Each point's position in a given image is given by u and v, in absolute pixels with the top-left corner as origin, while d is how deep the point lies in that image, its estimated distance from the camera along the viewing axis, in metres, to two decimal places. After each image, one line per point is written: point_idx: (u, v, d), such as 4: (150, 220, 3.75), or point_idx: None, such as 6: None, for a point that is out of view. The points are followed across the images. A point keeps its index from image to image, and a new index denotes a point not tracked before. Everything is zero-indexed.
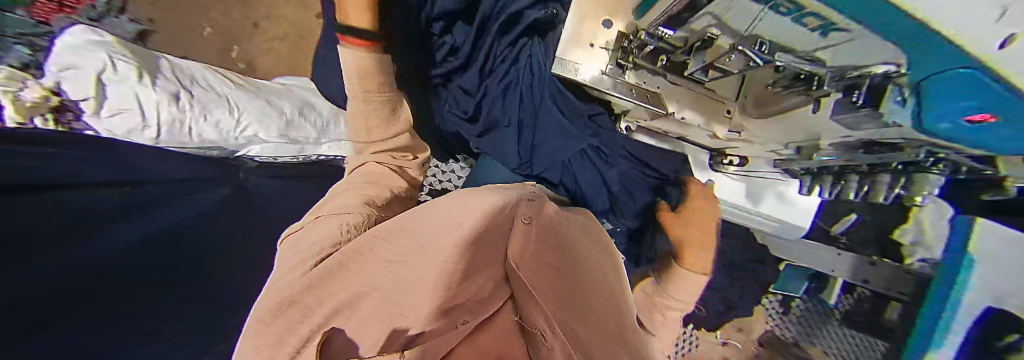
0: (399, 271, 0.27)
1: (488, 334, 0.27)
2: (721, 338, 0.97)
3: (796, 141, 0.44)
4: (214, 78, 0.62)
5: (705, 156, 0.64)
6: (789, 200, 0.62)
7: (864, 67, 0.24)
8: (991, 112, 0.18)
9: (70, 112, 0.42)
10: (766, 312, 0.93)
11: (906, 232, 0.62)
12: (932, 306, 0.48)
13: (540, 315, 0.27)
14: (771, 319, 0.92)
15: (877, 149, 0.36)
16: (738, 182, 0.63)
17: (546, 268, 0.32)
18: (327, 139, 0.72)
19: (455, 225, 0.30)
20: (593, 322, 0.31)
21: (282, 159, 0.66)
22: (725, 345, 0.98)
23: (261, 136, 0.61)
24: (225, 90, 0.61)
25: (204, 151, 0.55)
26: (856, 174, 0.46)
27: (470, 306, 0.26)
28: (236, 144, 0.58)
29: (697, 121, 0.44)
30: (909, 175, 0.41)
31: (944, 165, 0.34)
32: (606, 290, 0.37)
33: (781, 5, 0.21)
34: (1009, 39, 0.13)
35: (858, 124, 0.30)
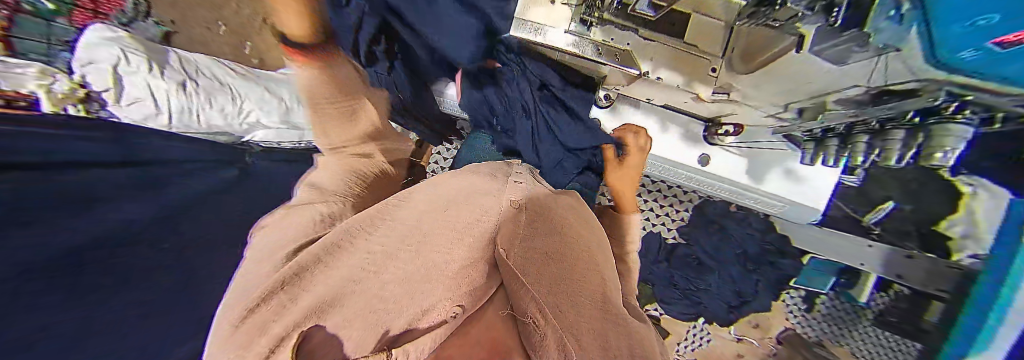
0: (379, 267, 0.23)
1: (484, 325, 0.22)
2: (733, 333, 0.91)
3: (795, 102, 0.40)
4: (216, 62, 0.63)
5: (697, 128, 0.60)
6: (795, 177, 0.60)
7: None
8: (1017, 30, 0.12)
9: (95, 102, 0.49)
10: (788, 309, 0.87)
11: (956, 224, 0.52)
12: (980, 304, 0.42)
13: (531, 304, 0.24)
14: (791, 315, 0.87)
15: (889, 98, 0.31)
16: (743, 157, 0.60)
17: (537, 258, 0.27)
18: None
19: (441, 209, 0.28)
20: (582, 316, 0.25)
21: (285, 145, 0.69)
22: (740, 341, 0.91)
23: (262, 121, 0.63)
24: (230, 79, 0.62)
25: (213, 137, 0.61)
26: (866, 134, 0.40)
27: (461, 295, 0.22)
28: (240, 129, 0.62)
29: (677, 81, 0.44)
30: (923, 129, 0.34)
31: (970, 112, 0.28)
32: (598, 277, 0.31)
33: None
34: None
35: (845, 54, 0.26)
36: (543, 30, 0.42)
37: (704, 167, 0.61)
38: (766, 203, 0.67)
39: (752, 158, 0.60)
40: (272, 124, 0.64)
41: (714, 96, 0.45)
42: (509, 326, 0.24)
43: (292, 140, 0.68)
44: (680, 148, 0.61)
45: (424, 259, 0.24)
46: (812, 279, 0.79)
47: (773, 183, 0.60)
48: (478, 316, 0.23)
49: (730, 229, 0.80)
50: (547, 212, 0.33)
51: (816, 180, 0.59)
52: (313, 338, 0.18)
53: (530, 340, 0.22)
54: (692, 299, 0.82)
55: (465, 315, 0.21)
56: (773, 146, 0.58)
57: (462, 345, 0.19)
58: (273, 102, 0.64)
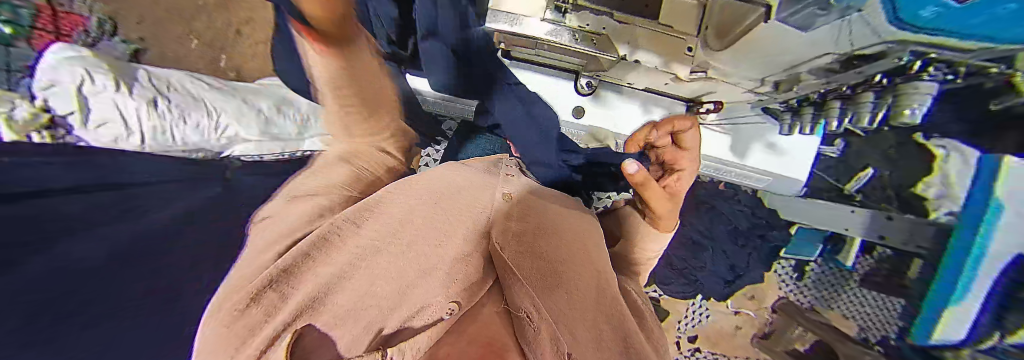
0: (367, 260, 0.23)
1: (479, 322, 0.23)
2: (731, 307, 0.95)
3: (772, 75, 0.42)
4: (192, 81, 0.66)
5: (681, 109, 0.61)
6: (777, 150, 0.62)
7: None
8: None
9: (60, 127, 0.50)
10: (778, 278, 0.90)
11: (929, 187, 0.56)
12: (956, 254, 0.44)
13: (526, 299, 0.24)
14: (782, 283, 0.90)
15: (858, 64, 0.32)
16: (725, 135, 0.62)
17: (532, 251, 0.28)
18: (309, 134, 0.73)
19: (436, 199, 0.29)
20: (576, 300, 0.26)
21: (268, 157, 0.69)
22: (738, 314, 0.95)
23: (242, 135, 0.66)
24: (207, 95, 0.65)
25: (190, 155, 0.62)
26: (839, 99, 0.42)
27: (458, 293, 0.23)
28: (216, 144, 0.64)
29: (654, 62, 0.43)
30: (893, 91, 0.36)
31: (940, 71, 0.30)
32: (585, 257, 0.32)
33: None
34: None
35: (810, 18, 0.26)
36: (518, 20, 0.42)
37: None
38: (752, 179, 0.68)
39: (734, 134, 0.62)
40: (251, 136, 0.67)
41: (692, 76, 0.45)
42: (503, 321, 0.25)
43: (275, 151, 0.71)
44: None
45: (417, 252, 0.25)
46: (802, 249, 0.80)
47: (756, 157, 0.62)
48: (472, 313, 0.24)
49: (722, 209, 0.80)
50: (540, 209, 0.34)
51: (796, 153, 0.62)
52: (306, 337, 0.18)
53: (526, 334, 0.23)
54: (690, 278, 0.84)
55: (461, 311, 0.22)
56: (750, 120, 0.60)
57: (456, 342, 0.20)
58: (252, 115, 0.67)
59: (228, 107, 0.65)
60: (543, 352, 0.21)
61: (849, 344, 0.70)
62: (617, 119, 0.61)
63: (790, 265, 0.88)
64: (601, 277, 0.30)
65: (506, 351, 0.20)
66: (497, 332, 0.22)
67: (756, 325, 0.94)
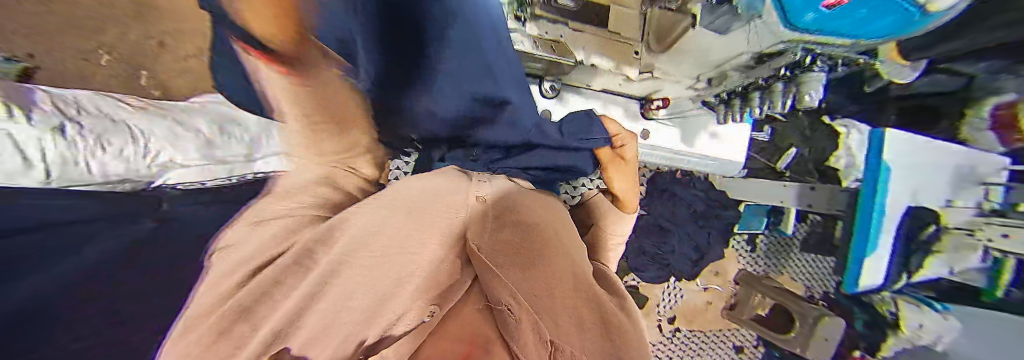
0: (343, 274, 0.22)
1: (458, 321, 0.25)
2: (699, 285, 1.01)
3: (704, 73, 0.48)
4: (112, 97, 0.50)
5: (634, 106, 0.66)
6: (719, 137, 0.70)
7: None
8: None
9: None
10: (737, 254, 0.99)
11: (840, 158, 0.69)
12: (866, 201, 0.51)
13: (504, 293, 0.25)
14: (741, 257, 0.99)
15: (767, 60, 0.40)
16: (673, 127, 0.68)
17: (506, 254, 0.26)
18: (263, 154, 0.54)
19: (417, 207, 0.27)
20: (547, 288, 0.25)
21: None
22: (707, 290, 1.01)
23: (178, 161, 0.48)
24: (124, 116, 0.46)
25: None
26: (756, 90, 0.50)
27: (435, 297, 0.25)
28: None
29: (608, 66, 0.48)
30: (795, 81, 0.43)
31: (820, 60, 0.39)
32: (560, 244, 0.31)
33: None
34: None
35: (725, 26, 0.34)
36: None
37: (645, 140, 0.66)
38: (704, 166, 0.75)
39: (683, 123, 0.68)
40: (191, 161, 0.50)
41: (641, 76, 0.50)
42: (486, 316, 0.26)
43: None
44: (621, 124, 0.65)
45: (399, 264, 0.24)
46: (750, 223, 0.92)
47: (705, 144, 0.70)
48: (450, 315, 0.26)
49: (681, 195, 0.88)
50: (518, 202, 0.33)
51: (736, 136, 0.71)
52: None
53: (510, 328, 0.24)
54: (662, 262, 0.91)
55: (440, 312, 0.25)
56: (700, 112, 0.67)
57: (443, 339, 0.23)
58: (191, 138, 0.51)
59: (159, 130, 0.48)
60: (522, 335, 0.22)
61: (800, 303, 0.84)
62: None
63: (744, 240, 0.98)
64: (575, 261, 0.30)
65: (489, 345, 0.22)
66: (475, 328, 0.24)
67: (723, 298, 1.02)
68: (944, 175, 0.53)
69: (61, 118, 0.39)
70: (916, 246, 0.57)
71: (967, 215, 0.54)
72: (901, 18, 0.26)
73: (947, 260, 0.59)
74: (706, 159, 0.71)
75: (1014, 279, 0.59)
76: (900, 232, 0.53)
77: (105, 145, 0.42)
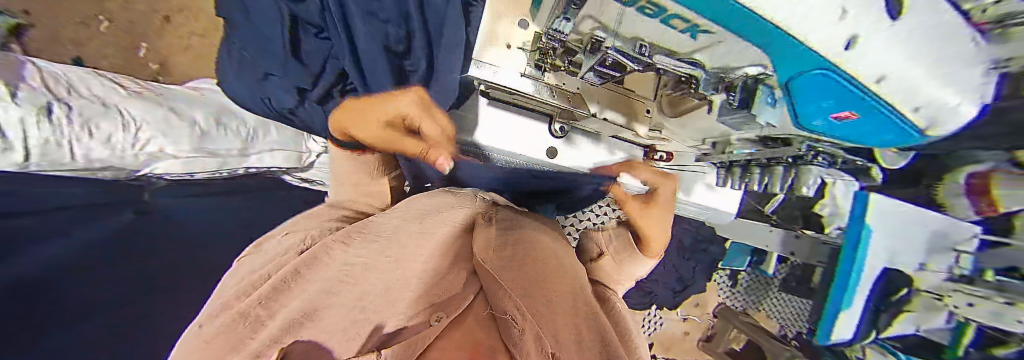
0: (354, 276, 0.29)
1: (465, 328, 0.23)
2: (680, 315, 1.08)
3: (711, 138, 0.52)
4: (97, 85, 0.47)
5: (638, 152, 0.64)
6: (715, 188, 0.70)
7: (731, 69, 0.30)
8: (851, 112, 0.27)
9: None
10: (718, 286, 1.08)
11: (826, 206, 0.67)
12: (846, 253, 0.55)
13: (508, 303, 0.25)
14: (721, 290, 1.08)
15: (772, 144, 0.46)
16: (676, 175, 0.67)
17: (511, 262, 0.31)
18: (258, 150, 0.60)
19: (416, 221, 0.37)
20: (549, 307, 0.27)
21: (199, 175, 0.56)
22: (686, 320, 1.08)
23: (169, 151, 0.50)
24: (121, 104, 0.47)
25: (92, 173, 0.45)
26: (758, 167, 0.57)
27: (435, 306, 0.24)
28: (132, 161, 0.47)
29: (619, 121, 0.53)
30: (797, 168, 0.50)
31: (820, 158, 0.45)
32: (558, 270, 0.34)
33: (647, 7, 0.23)
34: (851, 43, 0.19)
35: (740, 124, 0.41)
36: (498, 71, 0.47)
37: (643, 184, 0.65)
38: (697, 212, 0.76)
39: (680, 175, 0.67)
40: (181, 153, 0.51)
41: (650, 132, 0.56)
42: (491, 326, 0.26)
43: (207, 169, 0.56)
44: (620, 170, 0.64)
45: (403, 269, 0.29)
46: (734, 260, 0.96)
47: (698, 194, 0.69)
48: (459, 318, 0.25)
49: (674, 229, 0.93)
50: (517, 232, 0.39)
51: (731, 191, 0.71)
52: (295, 348, 0.19)
53: (513, 338, 0.21)
54: (646, 290, 0.97)
55: (445, 320, 0.23)
56: (698, 169, 0.68)
57: (447, 347, 0.20)
58: (185, 129, 0.52)
59: (150, 118, 0.49)
60: (527, 345, 0.20)
61: (772, 341, 0.87)
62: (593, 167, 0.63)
63: (727, 275, 1.04)
64: (573, 284, 0.33)
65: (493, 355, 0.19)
66: (480, 337, 0.22)
67: (701, 329, 1.10)
68: (920, 238, 0.54)
69: (48, 98, 0.39)
70: (886, 304, 0.59)
71: (937, 279, 0.56)
72: (897, 137, 0.31)
73: (914, 320, 0.61)
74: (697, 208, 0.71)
75: (973, 340, 0.61)
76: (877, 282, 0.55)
77: (91, 130, 0.42)
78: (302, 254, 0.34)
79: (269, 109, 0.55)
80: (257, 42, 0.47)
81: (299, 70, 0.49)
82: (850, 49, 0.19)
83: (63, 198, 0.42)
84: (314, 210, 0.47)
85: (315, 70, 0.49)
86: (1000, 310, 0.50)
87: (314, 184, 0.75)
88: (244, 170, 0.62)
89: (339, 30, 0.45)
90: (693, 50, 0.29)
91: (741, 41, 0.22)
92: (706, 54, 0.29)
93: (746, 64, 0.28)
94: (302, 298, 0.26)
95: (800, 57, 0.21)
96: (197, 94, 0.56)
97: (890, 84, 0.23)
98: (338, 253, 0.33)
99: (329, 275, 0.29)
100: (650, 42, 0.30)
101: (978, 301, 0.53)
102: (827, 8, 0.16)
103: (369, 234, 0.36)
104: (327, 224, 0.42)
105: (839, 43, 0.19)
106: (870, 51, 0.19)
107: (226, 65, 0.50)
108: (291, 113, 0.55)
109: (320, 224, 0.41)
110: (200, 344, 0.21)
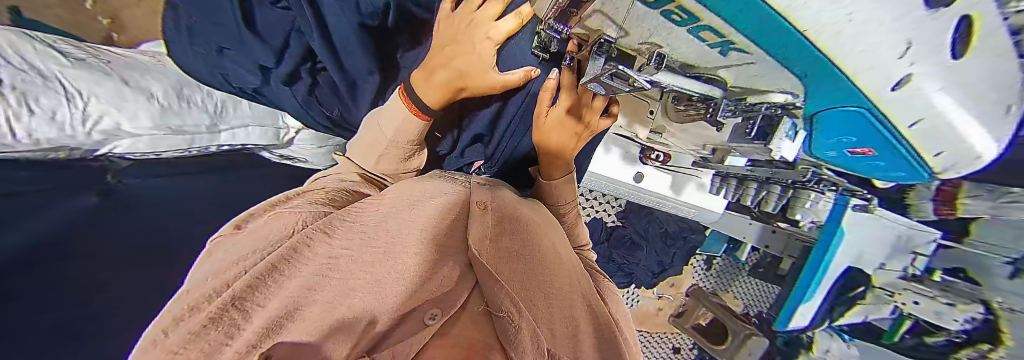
0: (338, 270, 0.27)
1: (461, 325, 0.30)
2: (656, 293, 1.17)
3: (710, 145, 0.50)
4: (24, 45, 0.35)
5: (635, 150, 0.63)
6: (705, 189, 0.70)
7: (757, 92, 0.28)
8: (869, 149, 0.28)
9: None
10: (693, 269, 1.16)
11: None
12: (817, 252, 0.58)
13: (505, 299, 0.29)
14: (696, 273, 1.16)
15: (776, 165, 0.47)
16: (667, 175, 0.66)
17: (504, 256, 0.33)
18: (229, 125, 0.53)
19: (406, 208, 0.36)
20: (542, 303, 0.33)
21: (167, 153, 0.48)
22: (660, 298, 1.18)
23: (127, 128, 0.41)
24: (56, 71, 0.36)
25: (50, 152, 0.35)
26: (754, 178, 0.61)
27: (436, 305, 0.29)
28: (89, 140, 0.38)
29: (620, 121, 0.52)
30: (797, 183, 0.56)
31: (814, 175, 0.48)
32: (557, 271, 0.38)
33: (676, 13, 0.20)
34: (900, 81, 0.18)
35: (750, 151, 0.42)
36: None
37: (637, 182, 0.65)
38: (684, 211, 0.77)
39: (673, 175, 0.67)
40: (141, 130, 0.42)
41: (650, 135, 0.54)
42: (484, 321, 0.31)
43: (176, 147, 0.48)
44: (616, 166, 0.64)
45: (393, 260, 0.29)
46: (711, 246, 1.03)
47: (689, 193, 0.70)
48: (452, 320, 0.30)
49: (657, 215, 0.98)
50: (517, 218, 0.40)
51: (716, 196, 0.73)
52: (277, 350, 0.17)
53: (508, 335, 0.28)
54: (626, 271, 1.03)
55: (442, 316, 0.28)
56: (691, 171, 0.67)
57: (443, 344, 0.27)
58: (142, 102, 0.42)
59: (99, 91, 0.38)
60: (522, 344, 0.27)
61: (734, 319, 0.95)
62: (594, 168, 0.63)
63: (702, 260, 1.15)
64: (570, 285, 0.38)
65: (488, 351, 0.28)
66: (478, 336, 0.29)
67: (674, 306, 1.19)
68: (886, 243, 0.56)
69: None
70: (843, 298, 0.65)
71: (892, 277, 0.59)
72: (912, 174, 0.30)
73: (864, 310, 0.66)
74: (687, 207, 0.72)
75: (912, 327, 0.68)
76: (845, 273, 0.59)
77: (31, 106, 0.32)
78: (286, 238, 0.29)
79: (231, 87, 0.49)
80: (204, 13, 0.42)
81: (258, 46, 0.43)
82: (896, 90, 0.19)
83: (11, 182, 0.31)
84: (312, 185, 0.41)
85: (277, 46, 0.45)
86: (940, 311, 0.56)
87: (297, 162, 0.69)
88: (217, 148, 0.54)
89: (302, 6, 0.40)
90: (718, 66, 0.26)
91: (775, 64, 0.21)
92: (730, 71, 0.26)
93: (774, 90, 0.26)
94: (282, 297, 0.22)
95: (838, 90, 0.21)
96: (155, 64, 0.48)
97: (924, 130, 0.22)
98: (321, 246, 0.29)
99: (310, 269, 0.26)
100: (668, 52, 0.26)
101: (922, 300, 0.57)
102: (889, 45, 0.15)
103: (357, 224, 0.33)
104: (310, 204, 0.35)
105: (890, 80, 0.18)
106: (920, 93, 0.19)
107: (176, 42, 0.45)
108: (254, 93, 0.51)
109: (307, 206, 0.34)
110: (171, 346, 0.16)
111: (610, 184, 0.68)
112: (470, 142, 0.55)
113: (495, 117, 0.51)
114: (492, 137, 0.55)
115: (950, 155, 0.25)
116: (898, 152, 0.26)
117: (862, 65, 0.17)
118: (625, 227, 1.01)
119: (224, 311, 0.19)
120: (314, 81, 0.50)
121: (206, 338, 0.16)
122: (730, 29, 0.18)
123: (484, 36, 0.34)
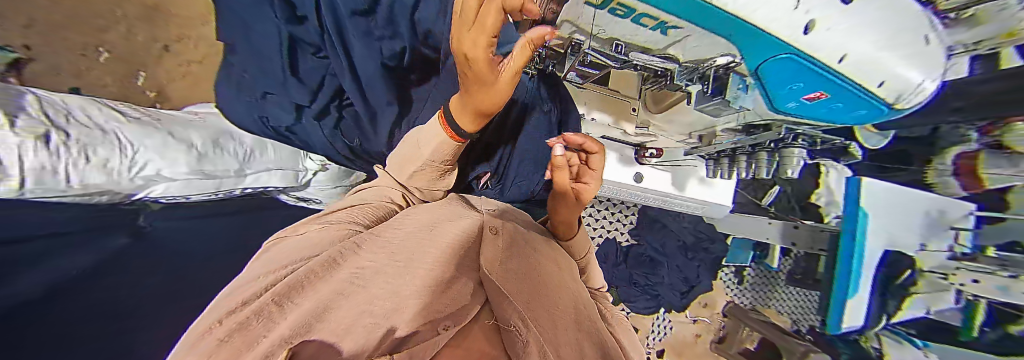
0: (365, 279, 0.24)
1: (472, 337, 0.27)
2: (690, 317, 1.06)
3: (697, 131, 0.53)
4: (83, 105, 0.40)
5: (630, 152, 0.66)
6: (706, 182, 0.71)
7: (704, 61, 0.32)
8: (821, 92, 0.26)
9: None
10: (723, 284, 1.07)
11: (820, 194, 0.70)
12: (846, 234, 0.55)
13: (514, 314, 0.28)
14: (729, 289, 1.07)
15: (755, 130, 0.46)
16: (666, 171, 0.68)
17: (516, 275, 0.31)
18: (255, 169, 0.56)
19: (427, 228, 0.33)
20: (556, 314, 0.31)
21: (195, 197, 0.50)
22: (696, 323, 1.06)
23: (165, 174, 0.44)
24: (114, 126, 0.40)
25: (91, 199, 0.37)
26: (744, 155, 0.57)
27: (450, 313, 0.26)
28: (129, 186, 0.40)
29: (608, 120, 0.55)
30: (780, 152, 0.51)
31: (802, 138, 0.46)
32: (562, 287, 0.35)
33: (618, 8, 0.23)
34: (809, 25, 0.19)
35: (716, 111, 0.41)
36: None
37: (639, 183, 0.66)
38: (691, 207, 0.76)
39: (673, 171, 0.68)
40: (178, 175, 0.45)
41: (637, 130, 0.56)
42: (494, 334, 0.29)
43: (205, 191, 0.51)
44: (616, 169, 0.65)
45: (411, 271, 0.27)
46: (738, 256, 0.98)
47: (693, 189, 0.70)
48: (464, 330, 0.27)
49: (670, 227, 0.95)
50: (516, 234, 0.39)
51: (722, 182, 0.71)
52: (309, 344, 0.15)
53: (515, 347, 0.27)
54: (652, 293, 0.96)
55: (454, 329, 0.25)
56: (689, 164, 0.68)
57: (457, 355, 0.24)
58: (182, 151, 0.46)
59: (145, 140, 0.43)
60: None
61: (785, 336, 0.85)
62: None
63: (733, 271, 1.05)
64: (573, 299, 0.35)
65: None
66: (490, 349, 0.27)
67: (712, 331, 1.07)
68: (915, 221, 0.55)
69: (48, 126, 0.32)
70: (894, 290, 0.60)
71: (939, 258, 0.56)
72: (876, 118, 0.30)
73: (923, 302, 0.62)
74: (689, 201, 0.71)
75: (986, 319, 0.61)
76: (885, 260, 0.55)
77: (88, 156, 0.35)
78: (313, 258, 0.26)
79: (267, 128, 0.54)
80: (256, 62, 0.49)
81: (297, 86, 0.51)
82: (809, 35, 0.19)
83: (49, 230, 0.32)
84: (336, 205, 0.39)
85: (313, 86, 0.52)
86: (1004, 285, 0.52)
87: (310, 203, 0.71)
88: (240, 191, 0.57)
89: (339, 51, 0.48)
90: (667, 45, 0.29)
91: (708, 33, 0.23)
92: (678, 49, 0.30)
93: (716, 55, 0.29)
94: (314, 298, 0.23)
95: (762, 43, 0.21)
96: (197, 120, 0.53)
97: (860, 66, 0.22)
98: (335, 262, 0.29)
99: (340, 276, 0.24)
100: (625, 40, 0.29)
101: (982, 276, 0.54)
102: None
103: (381, 240, 0.30)
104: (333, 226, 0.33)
105: (799, 28, 0.19)
106: (833, 33, 0.19)
107: (223, 96, 0.52)
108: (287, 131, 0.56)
109: (334, 228, 0.32)
110: (214, 340, 0.15)
111: (613, 188, 0.69)
112: (475, 158, 0.53)
113: (507, 128, 0.53)
114: (502, 152, 0.54)
115: (898, 88, 0.25)
116: (865, 101, 0.26)
117: (769, 17, 0.18)
118: (640, 244, 0.97)
119: (261, 310, 0.18)
120: (340, 115, 0.56)
121: (249, 328, 0.16)
122: (659, 11, 0.21)
123: (495, 75, 0.29)
